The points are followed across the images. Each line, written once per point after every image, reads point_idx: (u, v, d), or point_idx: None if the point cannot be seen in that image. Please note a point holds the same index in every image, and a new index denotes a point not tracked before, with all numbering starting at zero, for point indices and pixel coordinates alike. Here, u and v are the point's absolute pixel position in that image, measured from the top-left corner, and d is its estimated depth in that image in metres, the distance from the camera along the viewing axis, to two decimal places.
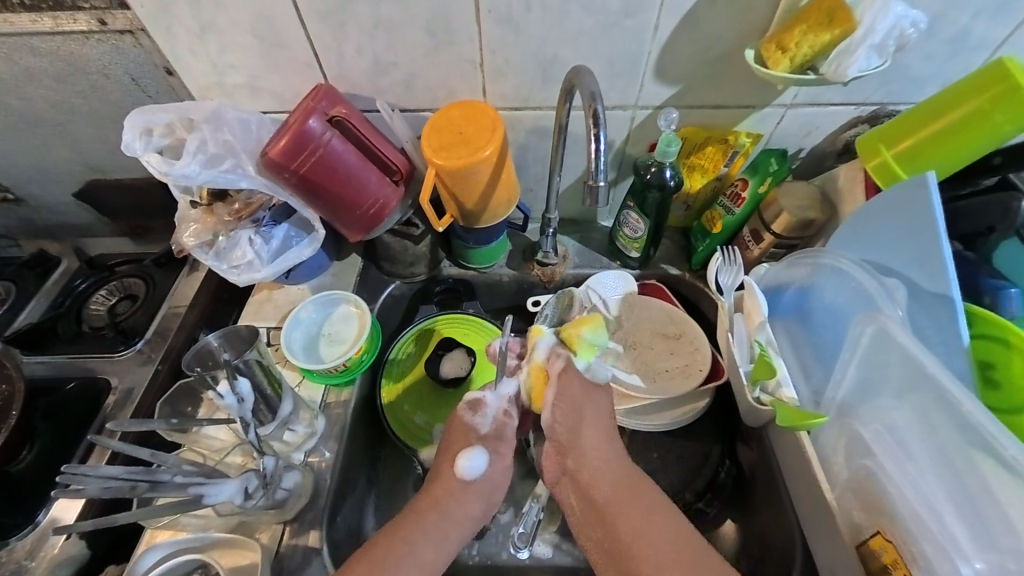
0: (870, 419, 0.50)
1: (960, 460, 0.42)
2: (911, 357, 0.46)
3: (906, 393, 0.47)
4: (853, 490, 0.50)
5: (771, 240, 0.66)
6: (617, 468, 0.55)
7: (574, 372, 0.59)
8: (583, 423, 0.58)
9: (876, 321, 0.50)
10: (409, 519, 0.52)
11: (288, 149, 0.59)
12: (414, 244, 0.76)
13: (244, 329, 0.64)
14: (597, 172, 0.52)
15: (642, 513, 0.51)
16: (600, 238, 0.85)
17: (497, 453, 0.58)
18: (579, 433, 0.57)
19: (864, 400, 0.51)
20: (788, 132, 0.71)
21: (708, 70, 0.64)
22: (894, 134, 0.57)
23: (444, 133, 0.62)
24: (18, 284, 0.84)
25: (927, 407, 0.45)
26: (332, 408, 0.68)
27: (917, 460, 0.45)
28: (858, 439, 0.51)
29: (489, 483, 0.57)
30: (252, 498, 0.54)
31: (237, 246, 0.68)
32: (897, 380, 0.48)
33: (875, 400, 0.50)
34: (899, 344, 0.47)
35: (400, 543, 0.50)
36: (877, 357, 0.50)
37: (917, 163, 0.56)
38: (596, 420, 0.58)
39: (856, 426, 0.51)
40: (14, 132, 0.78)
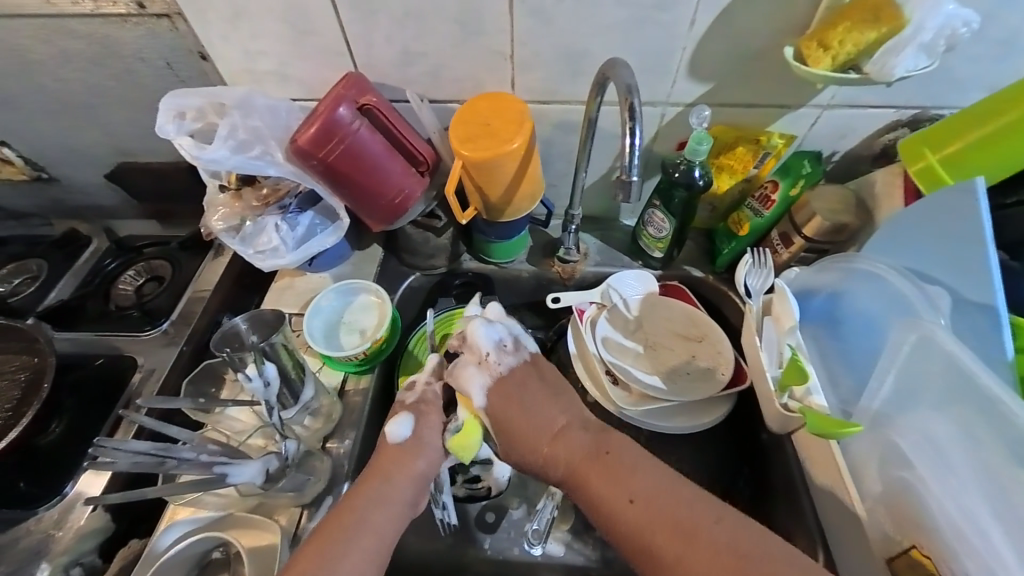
0: (909, 430, 0.48)
1: (1004, 473, 0.40)
2: (960, 368, 0.44)
3: (950, 404, 0.45)
4: (886, 501, 0.49)
5: (801, 244, 0.65)
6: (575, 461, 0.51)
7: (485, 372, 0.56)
8: (530, 435, 0.54)
9: (919, 329, 0.48)
10: (360, 492, 0.52)
11: (316, 137, 0.59)
12: (435, 236, 0.76)
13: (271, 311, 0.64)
14: (630, 167, 0.50)
15: (614, 491, 0.48)
16: (621, 237, 0.84)
17: (422, 415, 0.57)
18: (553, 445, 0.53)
19: (902, 411, 0.49)
20: (822, 133, 0.69)
21: (743, 68, 0.63)
22: (939, 139, 0.55)
23: (471, 125, 0.62)
24: (49, 262, 0.86)
25: (973, 420, 0.43)
26: (350, 396, 0.68)
27: (959, 473, 0.43)
28: (893, 448, 0.49)
29: (417, 450, 0.55)
30: (273, 481, 0.54)
31: (263, 231, 0.68)
32: (938, 390, 0.46)
33: (916, 412, 0.48)
34: (945, 353, 0.45)
35: (349, 523, 0.49)
36: (919, 367, 0.48)
37: (963, 168, 0.54)
38: (543, 433, 0.54)
39: (894, 437, 0.49)
40: (49, 111, 0.79)
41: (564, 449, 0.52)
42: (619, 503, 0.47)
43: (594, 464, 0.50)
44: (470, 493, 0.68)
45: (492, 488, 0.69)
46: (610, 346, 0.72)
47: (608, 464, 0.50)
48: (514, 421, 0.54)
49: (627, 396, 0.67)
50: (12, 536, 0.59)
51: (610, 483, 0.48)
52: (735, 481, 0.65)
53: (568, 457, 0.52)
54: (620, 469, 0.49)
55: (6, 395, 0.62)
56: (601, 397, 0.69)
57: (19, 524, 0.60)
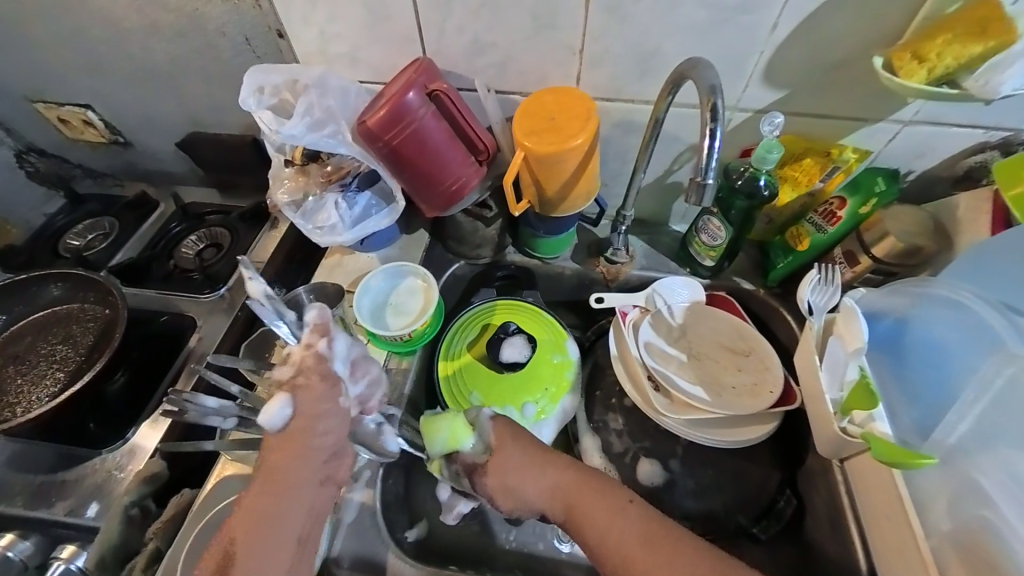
0: (993, 468, 0.45)
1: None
2: None
3: None
4: (956, 541, 0.45)
5: (867, 265, 0.62)
6: (558, 489, 0.52)
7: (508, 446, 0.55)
8: (516, 471, 0.54)
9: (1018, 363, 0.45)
10: (256, 492, 0.46)
11: (385, 120, 0.60)
12: (484, 226, 0.76)
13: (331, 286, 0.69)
14: (706, 169, 0.49)
15: (600, 505, 0.50)
16: (669, 242, 0.82)
17: (302, 390, 0.49)
18: (524, 475, 0.53)
19: (985, 447, 0.46)
20: (898, 151, 0.66)
21: (824, 76, 0.60)
22: None
23: (536, 118, 0.62)
24: (121, 222, 0.92)
25: None
26: (393, 374, 0.70)
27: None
28: (974, 486, 0.46)
29: (296, 438, 0.48)
30: None
31: (323, 209, 0.70)
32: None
33: (1003, 450, 0.45)
34: None
35: (255, 536, 0.44)
36: (1012, 402, 0.45)
37: None
38: (529, 463, 0.54)
39: (975, 474, 0.46)
40: (132, 79, 0.84)
41: (544, 478, 0.53)
42: (612, 521, 0.49)
43: (584, 488, 0.51)
44: None
45: None
46: (653, 352, 0.71)
47: (586, 491, 0.51)
48: (509, 449, 0.55)
49: (670, 404, 0.66)
50: (81, 472, 0.64)
51: (597, 506, 0.50)
52: (775, 502, 0.63)
53: (548, 484, 0.53)
54: (605, 491, 0.51)
55: (82, 340, 0.70)
56: (641, 403, 0.68)
57: (87, 461, 0.65)
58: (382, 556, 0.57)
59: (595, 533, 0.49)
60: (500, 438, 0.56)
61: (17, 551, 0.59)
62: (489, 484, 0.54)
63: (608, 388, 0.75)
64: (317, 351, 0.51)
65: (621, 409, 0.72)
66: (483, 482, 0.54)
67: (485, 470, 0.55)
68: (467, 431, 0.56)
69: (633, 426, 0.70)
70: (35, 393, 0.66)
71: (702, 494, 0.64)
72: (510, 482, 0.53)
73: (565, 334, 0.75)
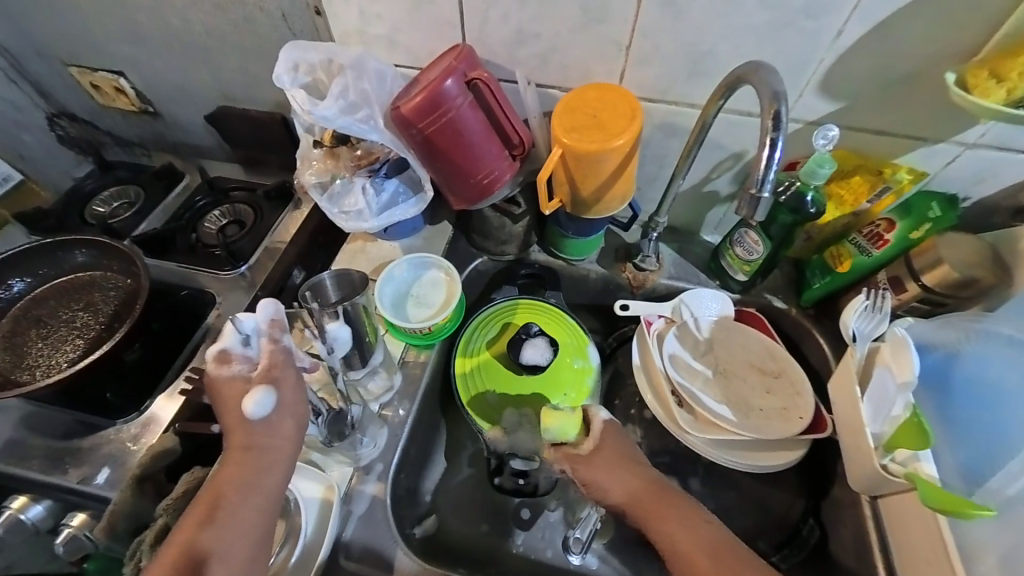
0: None
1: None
2: None
3: None
4: None
5: (915, 293, 0.58)
6: (643, 492, 0.53)
7: (612, 435, 0.57)
8: (603, 470, 0.54)
9: None
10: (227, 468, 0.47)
11: (421, 107, 0.58)
12: (512, 222, 0.74)
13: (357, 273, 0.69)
14: (762, 181, 0.46)
15: (679, 514, 0.50)
16: (700, 252, 0.79)
17: (282, 382, 0.49)
18: (608, 474, 0.54)
19: None
20: (956, 175, 0.62)
21: (887, 91, 0.57)
22: None
23: (579, 114, 0.59)
24: (148, 192, 0.92)
25: None
26: (410, 366, 0.68)
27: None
28: None
29: (278, 426, 0.48)
30: (335, 437, 0.57)
31: (351, 193, 0.69)
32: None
33: None
34: None
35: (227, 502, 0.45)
36: None
37: None
38: (622, 462, 0.55)
39: None
40: (166, 48, 0.83)
41: (630, 481, 0.53)
42: (687, 530, 0.49)
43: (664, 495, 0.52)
44: (516, 487, 0.67)
45: (539, 487, 0.67)
46: (678, 365, 0.69)
47: (665, 499, 0.52)
48: (606, 454, 0.55)
49: (695, 421, 0.64)
50: (97, 440, 0.65)
51: (679, 514, 0.50)
52: (797, 531, 0.61)
53: (630, 487, 0.53)
54: (684, 501, 0.51)
55: (103, 308, 0.70)
56: (666, 418, 0.65)
57: (102, 430, 0.65)
58: (390, 551, 0.56)
59: (667, 535, 0.49)
60: (605, 437, 0.56)
61: (29, 514, 0.62)
62: (582, 472, 0.55)
63: (627, 398, 0.73)
64: (277, 346, 0.50)
65: (640, 421, 0.71)
66: (578, 468, 0.55)
67: (577, 463, 0.55)
68: (576, 430, 0.57)
69: (652, 440, 0.69)
70: (55, 357, 0.67)
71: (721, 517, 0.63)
72: (600, 480, 0.54)
73: (587, 339, 0.73)
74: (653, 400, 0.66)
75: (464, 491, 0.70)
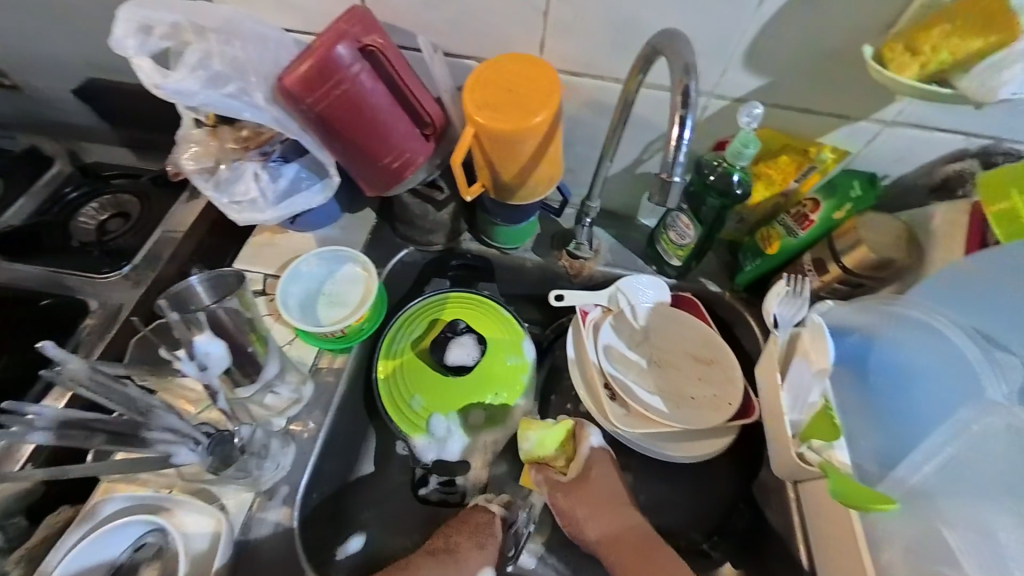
0: (958, 519, 0.42)
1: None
2: None
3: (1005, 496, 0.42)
4: None
5: (836, 274, 0.58)
6: (625, 535, 0.55)
7: (600, 464, 0.58)
8: (580, 505, 0.56)
9: (1005, 415, 0.44)
10: None
11: (308, 78, 0.51)
12: (434, 210, 0.68)
13: (235, 273, 0.56)
14: (673, 165, 0.43)
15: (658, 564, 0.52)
16: (638, 238, 0.76)
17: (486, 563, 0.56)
18: (585, 510, 0.56)
19: (946, 491, 0.44)
20: (877, 155, 0.61)
21: (811, 66, 0.54)
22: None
23: (491, 89, 0.53)
24: (6, 181, 0.78)
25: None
26: (323, 374, 0.62)
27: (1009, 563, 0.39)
28: (934, 540, 0.42)
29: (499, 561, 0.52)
30: (226, 464, 0.48)
31: (241, 179, 0.60)
32: (993, 472, 0.43)
33: (963, 497, 0.43)
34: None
35: None
36: (977, 451, 0.44)
37: None
38: (606, 503, 0.56)
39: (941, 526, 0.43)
40: (12, 7, 0.69)
41: (612, 523, 0.56)
42: None
43: (651, 543, 0.54)
44: (443, 498, 0.64)
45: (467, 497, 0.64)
46: (613, 356, 0.67)
47: (648, 549, 0.54)
48: (589, 491, 0.57)
49: (627, 416, 0.63)
50: None
51: (662, 561, 0.53)
52: (727, 517, 0.61)
53: (612, 526, 0.56)
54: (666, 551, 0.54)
55: None
56: (597, 413, 0.64)
57: None
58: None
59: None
60: (590, 471, 0.58)
61: None
62: (560, 500, 0.58)
63: (564, 392, 0.71)
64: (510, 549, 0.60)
65: (576, 415, 0.69)
66: (558, 496, 0.58)
67: (560, 497, 0.57)
68: (555, 444, 0.59)
69: None
70: None
71: (656, 509, 0.62)
72: (577, 512, 0.56)
73: (522, 332, 0.68)
74: (585, 394, 0.65)
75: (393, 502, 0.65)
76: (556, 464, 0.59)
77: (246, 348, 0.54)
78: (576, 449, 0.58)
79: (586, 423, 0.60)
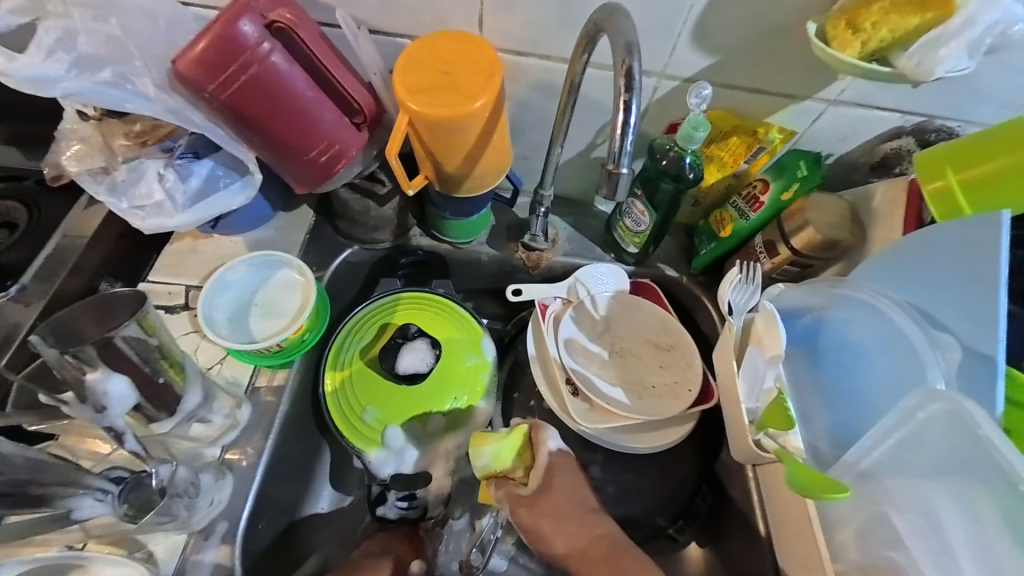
0: (905, 505, 0.41)
1: (1005, 546, 0.36)
2: (981, 445, 0.38)
3: (954, 482, 0.39)
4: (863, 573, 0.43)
5: (786, 256, 0.58)
6: (592, 546, 0.53)
7: (562, 472, 0.56)
8: (547, 518, 0.54)
9: (943, 401, 0.40)
10: None
11: (207, 61, 0.44)
12: (377, 205, 0.63)
13: (129, 293, 0.46)
14: (619, 154, 0.41)
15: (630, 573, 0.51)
16: (597, 225, 0.73)
17: None
18: (552, 523, 0.54)
19: (895, 477, 0.42)
20: (823, 134, 0.62)
21: (758, 44, 0.53)
22: (970, 157, 0.46)
23: (425, 71, 0.48)
24: None
25: (978, 498, 0.38)
26: (262, 394, 0.56)
27: (954, 550, 0.38)
28: (883, 523, 0.42)
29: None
30: (144, 512, 0.44)
31: (141, 180, 0.53)
32: (937, 451, 0.40)
33: (912, 484, 0.41)
34: (974, 431, 0.38)
35: None
36: (922, 439, 0.41)
37: (986, 198, 0.46)
38: (574, 512, 0.55)
39: (888, 510, 0.42)
40: None
41: (581, 535, 0.54)
42: None
43: (618, 551, 0.52)
44: (402, 515, 0.59)
45: (429, 508, 0.61)
46: (574, 349, 0.66)
47: (616, 556, 0.52)
48: (556, 502, 0.55)
49: (590, 411, 0.62)
50: None
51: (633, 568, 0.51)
52: (692, 501, 0.62)
53: (581, 537, 0.54)
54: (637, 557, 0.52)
55: None
56: (560, 409, 0.63)
57: None
58: None
59: None
60: (552, 478, 0.55)
61: None
62: (525, 516, 0.54)
63: (527, 389, 0.68)
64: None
65: (540, 411, 0.67)
66: (521, 511, 0.55)
67: (524, 511, 0.54)
68: (512, 454, 0.56)
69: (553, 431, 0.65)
70: None
71: (622, 499, 0.62)
72: (543, 525, 0.54)
73: (480, 330, 0.65)
74: (546, 391, 0.63)
75: (351, 519, 0.62)
76: (516, 475, 0.56)
77: (157, 378, 0.47)
78: (535, 457, 0.56)
79: (542, 426, 0.57)
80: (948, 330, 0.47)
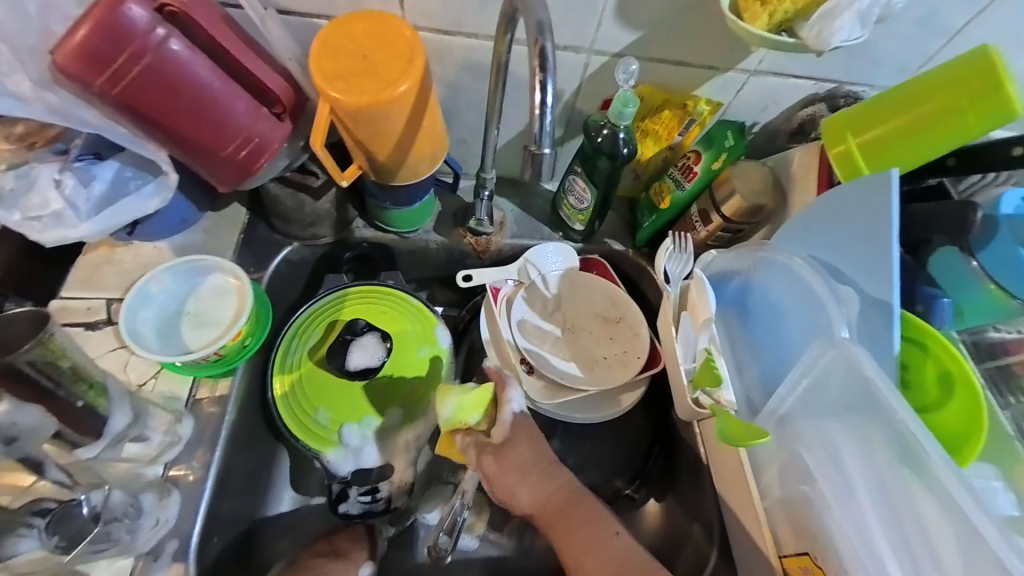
0: (814, 443, 0.46)
1: (887, 467, 0.40)
2: (868, 384, 0.42)
3: (851, 419, 0.44)
4: (784, 507, 0.48)
5: (718, 224, 0.61)
6: (552, 498, 0.55)
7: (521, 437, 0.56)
8: (506, 477, 0.55)
9: (836, 347, 0.44)
10: None
11: (90, 53, 0.40)
12: (312, 200, 0.60)
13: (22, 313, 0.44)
14: (540, 136, 0.42)
15: (594, 524, 0.53)
16: (543, 205, 0.73)
17: None
18: (513, 481, 0.55)
19: (807, 420, 0.47)
20: (746, 104, 0.64)
21: (677, 18, 0.54)
22: (866, 121, 0.52)
23: (341, 56, 0.46)
24: None
25: (868, 430, 0.42)
26: (203, 406, 0.54)
27: (851, 478, 0.43)
28: (798, 461, 0.47)
29: None
30: (75, 543, 0.42)
31: (33, 189, 0.48)
32: (837, 393, 0.45)
33: (818, 424, 0.46)
34: (861, 372, 0.43)
35: None
36: (826, 385, 0.45)
37: (880, 158, 0.52)
38: (534, 466, 0.56)
39: (800, 448, 0.47)
40: None
41: (539, 488, 0.55)
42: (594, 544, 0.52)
43: (574, 504, 0.54)
44: (365, 509, 0.59)
45: (392, 500, 0.60)
46: (526, 330, 0.67)
47: (575, 508, 0.54)
48: (515, 460, 0.55)
49: (544, 389, 0.64)
50: None
51: (593, 523, 0.53)
52: (646, 462, 0.65)
53: (542, 490, 0.55)
54: (598, 511, 0.54)
55: None
56: None
57: None
58: None
59: (563, 537, 0.53)
60: (517, 433, 0.56)
61: None
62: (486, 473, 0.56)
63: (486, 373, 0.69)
64: None
65: None
66: (486, 461, 0.55)
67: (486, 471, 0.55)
68: (477, 409, 0.56)
69: None
70: None
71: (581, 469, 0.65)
72: (505, 484, 0.55)
73: (433, 320, 0.64)
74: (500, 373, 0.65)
75: (315, 520, 0.61)
76: (481, 428, 0.56)
77: (76, 402, 0.45)
78: (501, 410, 0.56)
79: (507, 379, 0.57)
80: (850, 282, 0.50)
